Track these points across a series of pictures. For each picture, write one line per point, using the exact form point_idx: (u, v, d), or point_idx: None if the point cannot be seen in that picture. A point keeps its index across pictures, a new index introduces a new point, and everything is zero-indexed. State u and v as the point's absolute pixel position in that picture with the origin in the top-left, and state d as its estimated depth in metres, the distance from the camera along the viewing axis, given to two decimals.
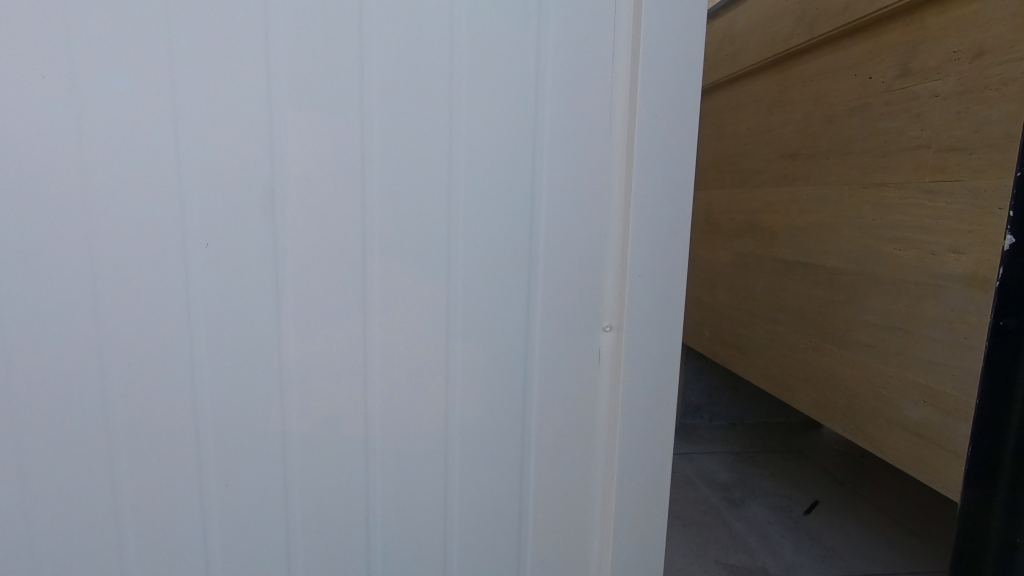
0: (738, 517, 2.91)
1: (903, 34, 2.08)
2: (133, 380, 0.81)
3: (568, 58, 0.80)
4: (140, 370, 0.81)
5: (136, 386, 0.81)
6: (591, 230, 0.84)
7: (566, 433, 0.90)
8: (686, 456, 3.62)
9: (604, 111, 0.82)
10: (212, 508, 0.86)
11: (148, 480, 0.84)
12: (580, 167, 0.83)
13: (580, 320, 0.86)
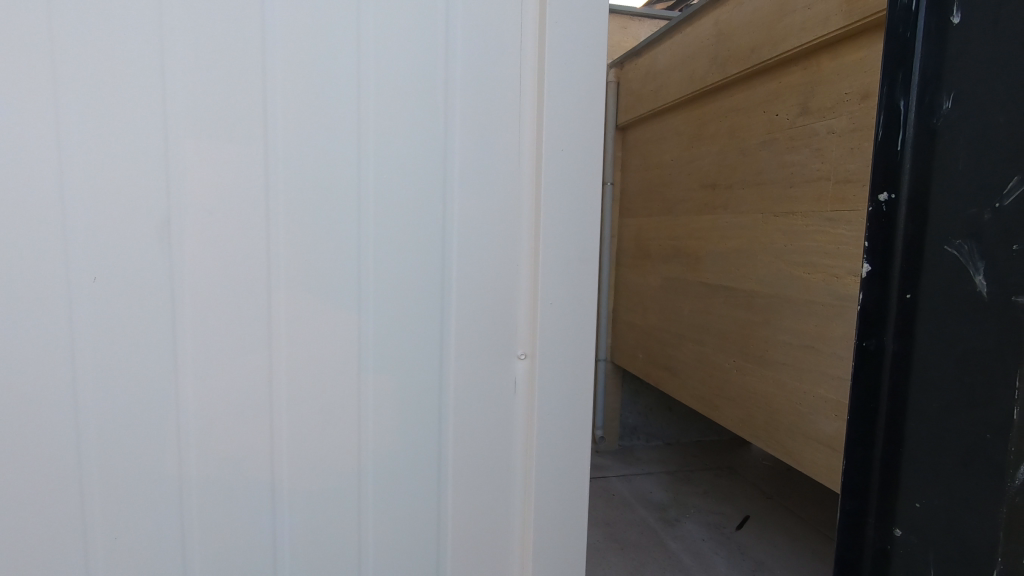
0: (674, 536, 2.96)
1: (801, 76, 2.28)
2: (7, 422, 0.74)
3: (475, 90, 0.82)
4: (16, 411, 0.74)
5: (11, 428, 0.74)
6: (502, 258, 0.86)
7: (482, 462, 0.89)
8: (624, 477, 3.68)
9: (512, 144, 0.84)
10: (98, 560, 0.79)
11: (25, 532, 0.76)
12: (490, 196, 0.84)
13: (494, 348, 0.87)
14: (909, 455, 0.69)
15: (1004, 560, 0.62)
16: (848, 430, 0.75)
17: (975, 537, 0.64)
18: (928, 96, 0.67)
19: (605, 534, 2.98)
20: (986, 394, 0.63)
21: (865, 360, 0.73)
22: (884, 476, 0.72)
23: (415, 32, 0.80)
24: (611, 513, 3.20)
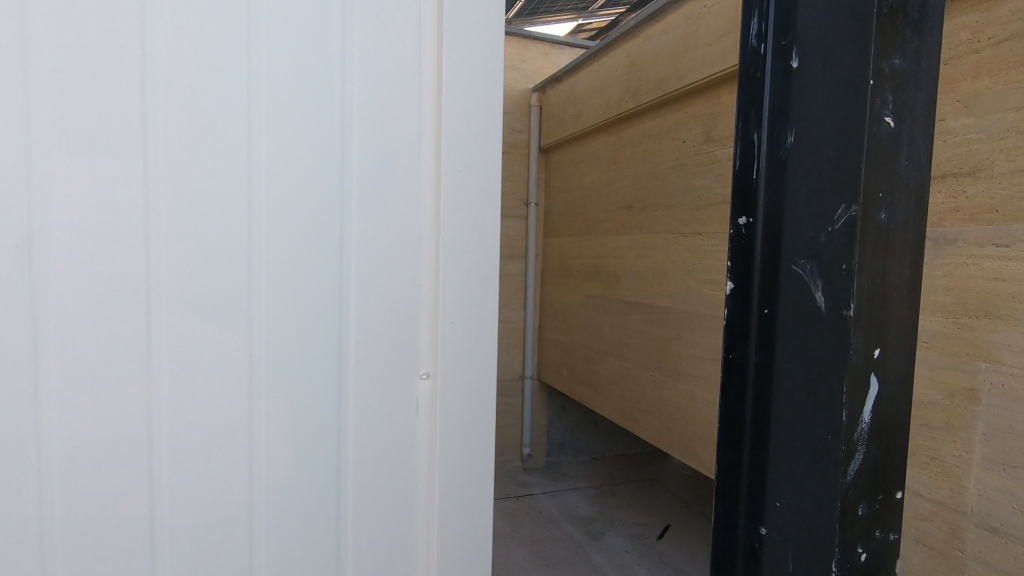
0: (598, 549, 3.02)
1: (704, 107, 2.45)
2: None
3: (372, 113, 0.83)
4: None
5: None
6: (402, 279, 0.86)
7: (380, 485, 0.87)
8: (551, 493, 3.71)
9: (412, 163, 0.85)
10: None
11: None
12: (390, 217, 0.84)
13: (394, 369, 0.86)
14: (764, 467, 0.64)
15: (843, 561, 0.56)
16: (718, 439, 0.70)
17: (814, 541, 0.58)
18: (775, 127, 0.62)
19: (532, 552, 2.99)
20: (819, 403, 0.57)
21: (730, 378, 0.68)
22: (751, 500, 0.65)
23: (311, 53, 0.79)
24: (538, 531, 3.22)
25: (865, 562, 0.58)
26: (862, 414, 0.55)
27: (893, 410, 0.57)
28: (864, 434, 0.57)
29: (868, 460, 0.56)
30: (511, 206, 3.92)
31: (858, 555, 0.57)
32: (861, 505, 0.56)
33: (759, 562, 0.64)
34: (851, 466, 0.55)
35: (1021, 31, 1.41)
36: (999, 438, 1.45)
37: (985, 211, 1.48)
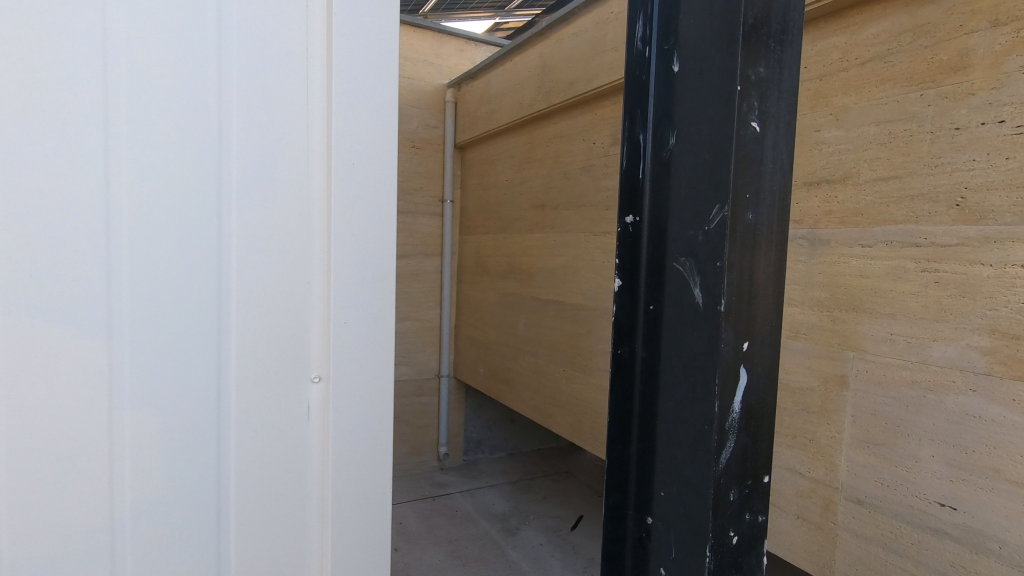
0: (514, 545, 3.05)
1: (612, 110, 2.54)
2: None
3: (252, 99, 0.77)
4: None
5: None
6: (289, 279, 0.80)
7: (267, 497, 0.81)
8: (468, 492, 3.70)
9: (300, 154, 0.80)
10: None
11: None
12: (275, 212, 0.79)
13: (280, 374, 0.81)
14: (649, 459, 0.66)
15: (716, 544, 0.59)
16: (607, 434, 0.71)
17: (691, 528, 0.60)
18: (659, 128, 0.64)
19: (447, 553, 2.96)
20: (696, 395, 0.59)
21: (619, 372, 0.70)
22: (639, 491, 0.67)
23: (178, 31, 0.73)
24: (454, 531, 3.19)
25: (735, 545, 0.61)
26: (732, 404, 0.58)
27: (759, 400, 0.61)
28: (737, 423, 0.60)
29: (737, 447, 0.59)
30: (426, 202, 3.85)
31: (729, 538, 0.60)
32: (732, 491, 0.60)
33: (647, 551, 0.66)
34: (723, 453, 0.58)
35: (881, 53, 1.58)
36: (864, 419, 1.62)
37: (853, 215, 1.65)
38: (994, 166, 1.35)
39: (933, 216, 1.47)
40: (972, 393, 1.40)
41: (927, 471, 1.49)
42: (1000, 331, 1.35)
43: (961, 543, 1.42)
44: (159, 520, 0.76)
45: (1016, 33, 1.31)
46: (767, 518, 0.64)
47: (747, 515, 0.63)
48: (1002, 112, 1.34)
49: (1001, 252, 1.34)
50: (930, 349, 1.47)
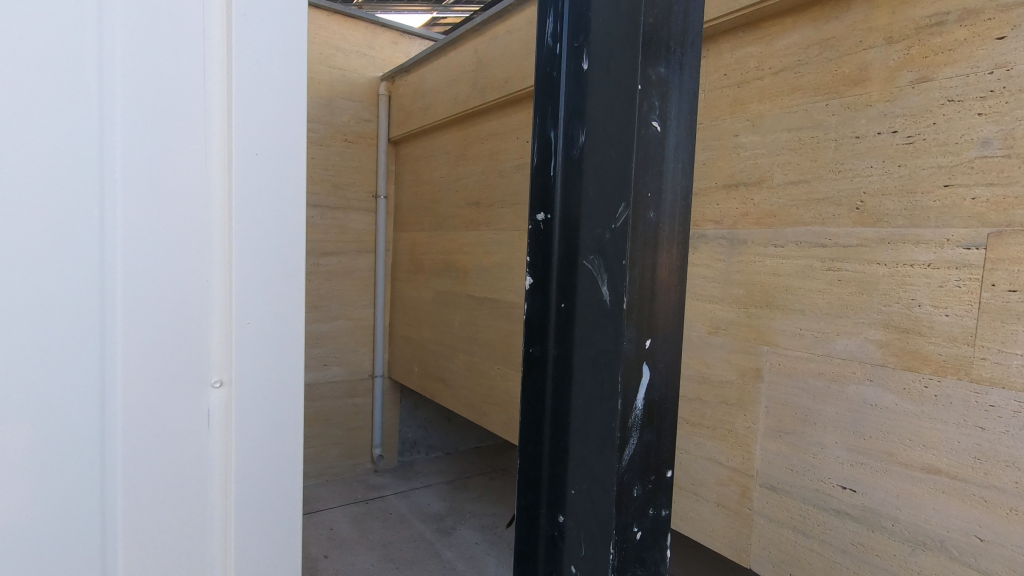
0: (449, 545, 3.02)
1: None
2: None
3: (142, 81, 0.71)
4: None
5: None
6: (184, 277, 0.75)
7: (161, 511, 0.76)
8: (402, 493, 3.63)
9: (196, 142, 0.74)
10: None
11: None
12: (168, 205, 0.73)
13: (175, 380, 0.75)
14: (559, 458, 0.66)
15: (619, 540, 0.60)
16: (519, 433, 0.71)
17: (597, 526, 0.61)
18: (569, 126, 0.64)
19: (380, 557, 2.89)
20: (602, 393, 0.60)
21: (532, 371, 0.70)
22: (551, 489, 0.67)
23: (53, 0, 0.66)
24: (387, 534, 3.12)
25: (638, 539, 0.62)
26: (634, 402, 0.59)
27: (661, 396, 0.63)
28: (641, 420, 0.61)
29: (640, 444, 0.61)
30: (358, 198, 3.74)
31: (632, 533, 0.62)
32: (635, 487, 0.61)
33: (558, 549, 0.66)
34: (625, 450, 0.59)
35: (793, 64, 1.67)
36: (776, 409, 1.72)
37: (767, 216, 1.73)
38: (888, 173, 1.46)
39: (836, 218, 1.57)
40: (869, 382, 1.51)
41: (830, 457, 1.59)
42: (893, 325, 1.46)
43: (859, 521, 1.54)
44: (33, 539, 0.69)
45: (907, 51, 1.43)
46: (670, 512, 0.66)
47: (652, 509, 0.64)
48: (895, 123, 1.45)
49: (895, 252, 1.45)
50: (834, 342, 1.58)
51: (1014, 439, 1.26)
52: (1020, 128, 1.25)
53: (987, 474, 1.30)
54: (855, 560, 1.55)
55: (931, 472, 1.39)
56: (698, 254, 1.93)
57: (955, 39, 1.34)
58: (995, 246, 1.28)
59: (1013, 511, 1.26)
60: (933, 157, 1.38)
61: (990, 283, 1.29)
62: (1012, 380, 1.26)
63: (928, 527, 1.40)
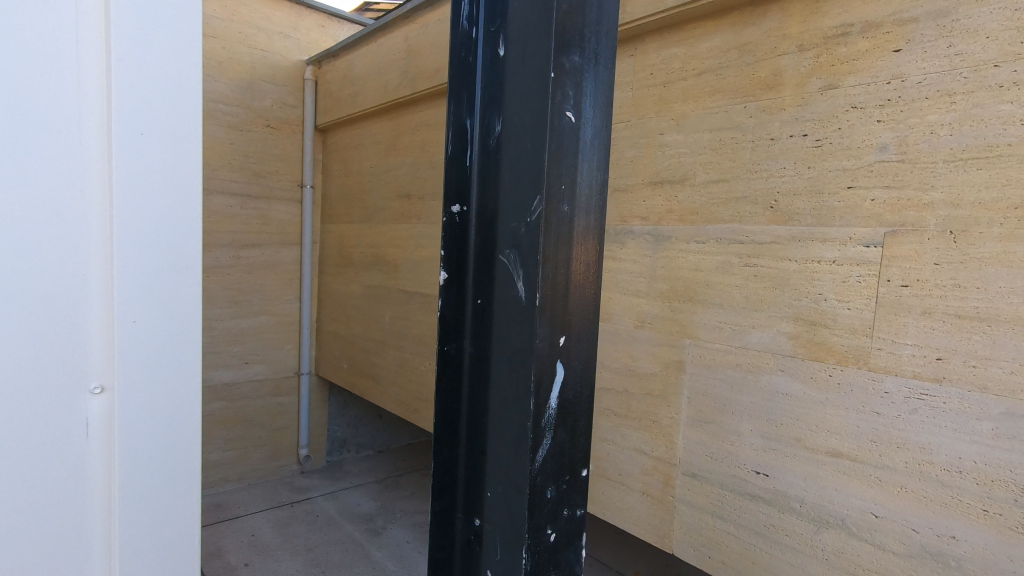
0: (379, 545, 2.95)
1: None
2: None
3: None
4: None
5: None
6: (54, 269, 0.66)
7: (28, 532, 0.67)
8: (330, 495, 3.51)
9: (70, 119, 0.66)
10: None
11: None
12: (32, 187, 0.64)
13: (46, 386, 0.66)
14: (475, 461, 0.63)
15: (533, 544, 0.59)
16: (434, 436, 0.68)
17: (511, 530, 0.59)
18: (486, 115, 0.61)
19: (305, 561, 2.77)
20: (517, 392, 0.58)
21: (447, 370, 0.67)
22: (467, 494, 0.64)
23: None
24: (314, 537, 3.00)
25: (552, 541, 0.62)
26: (547, 401, 0.57)
27: (575, 394, 0.62)
28: (554, 420, 0.60)
29: (554, 444, 0.60)
30: (282, 187, 3.55)
31: (546, 536, 0.61)
32: (549, 489, 0.60)
33: (474, 555, 0.64)
34: (539, 452, 0.58)
35: (714, 67, 1.73)
36: (697, 400, 1.78)
37: (689, 214, 1.79)
38: (799, 173, 1.54)
39: (752, 216, 1.64)
40: (781, 372, 1.59)
41: (746, 444, 1.67)
42: (803, 318, 1.54)
43: (771, 504, 1.62)
44: None
45: (816, 59, 1.51)
46: (585, 512, 0.65)
47: (566, 509, 0.64)
48: (805, 127, 1.53)
49: (804, 249, 1.53)
50: (749, 335, 1.65)
51: (904, 422, 1.37)
52: (912, 136, 1.35)
53: (882, 456, 1.40)
54: (767, 540, 1.63)
55: (834, 455, 1.49)
56: (624, 249, 1.97)
57: (858, 50, 1.43)
58: (891, 245, 1.38)
59: (903, 489, 1.37)
60: (838, 160, 1.47)
61: (886, 278, 1.39)
62: (903, 368, 1.37)
63: (832, 506, 1.50)
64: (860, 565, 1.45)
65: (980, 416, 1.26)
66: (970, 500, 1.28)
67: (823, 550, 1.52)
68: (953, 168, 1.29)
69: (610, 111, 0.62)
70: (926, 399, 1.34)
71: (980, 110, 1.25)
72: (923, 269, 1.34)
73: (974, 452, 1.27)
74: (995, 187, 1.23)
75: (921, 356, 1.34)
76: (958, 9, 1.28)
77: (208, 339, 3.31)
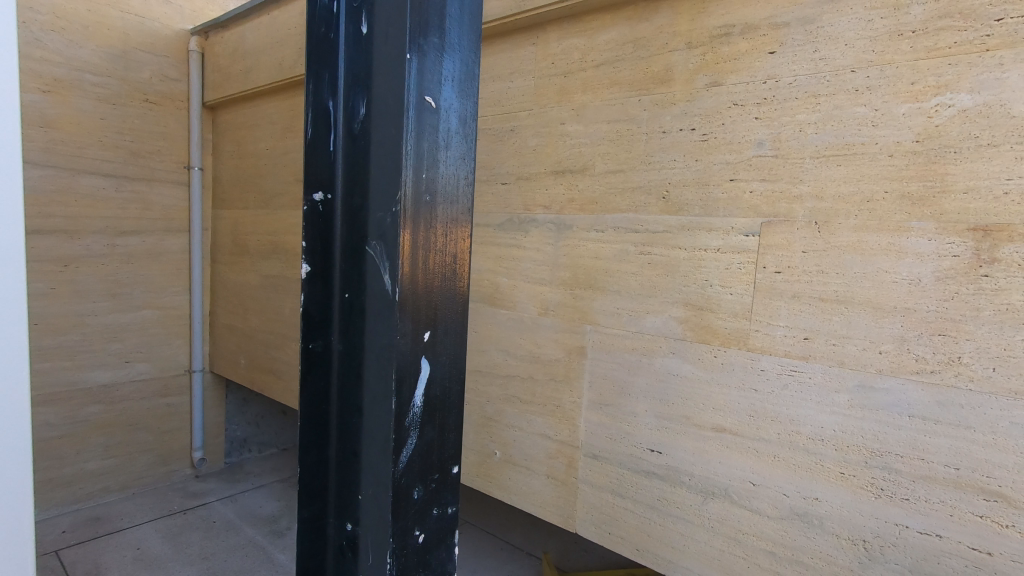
0: (283, 547, 2.82)
1: None
2: None
3: None
4: None
5: None
6: None
7: None
8: (229, 498, 3.29)
9: None
10: None
11: None
12: None
13: None
14: (345, 465, 0.61)
15: (398, 546, 0.59)
16: (300, 440, 0.64)
17: (376, 535, 0.58)
18: (349, 97, 0.58)
19: (201, 571, 2.59)
20: (383, 392, 0.56)
21: (312, 370, 0.63)
22: (335, 501, 0.62)
23: None
24: (210, 545, 2.81)
25: (421, 541, 0.62)
26: (410, 401, 0.57)
27: (442, 391, 0.62)
28: (419, 419, 0.60)
29: (420, 443, 0.60)
30: (164, 168, 3.23)
31: (414, 537, 0.61)
32: (415, 489, 0.60)
33: (344, 563, 0.62)
34: (403, 453, 0.57)
35: (610, 59, 1.77)
36: (597, 383, 1.84)
37: (589, 203, 1.83)
38: (688, 166, 1.62)
39: (646, 206, 1.71)
40: (672, 354, 1.67)
41: (641, 423, 1.75)
42: (691, 303, 1.63)
43: (663, 479, 1.71)
44: None
45: (702, 57, 1.59)
46: (455, 508, 0.67)
47: (434, 508, 0.64)
48: (693, 122, 1.61)
49: (692, 238, 1.62)
50: (644, 320, 1.72)
51: (778, 397, 1.49)
52: (784, 133, 1.46)
53: (759, 428, 1.52)
54: (661, 513, 1.72)
55: (718, 430, 1.60)
56: (529, 237, 1.98)
57: (738, 50, 1.52)
58: (766, 234, 1.49)
59: (776, 458, 1.50)
60: (721, 154, 1.56)
61: (762, 265, 1.50)
62: (776, 347, 1.49)
63: (715, 478, 1.61)
64: (741, 530, 1.58)
65: (838, 389, 1.40)
66: (830, 465, 1.42)
67: (708, 519, 1.63)
68: (818, 164, 1.41)
69: (475, 104, 0.61)
70: (795, 374, 1.46)
71: (839, 112, 1.38)
72: (793, 256, 1.45)
73: (833, 421, 1.41)
74: (852, 181, 1.36)
75: (791, 336, 1.46)
76: (822, 16, 1.39)
77: (80, 337, 2.96)
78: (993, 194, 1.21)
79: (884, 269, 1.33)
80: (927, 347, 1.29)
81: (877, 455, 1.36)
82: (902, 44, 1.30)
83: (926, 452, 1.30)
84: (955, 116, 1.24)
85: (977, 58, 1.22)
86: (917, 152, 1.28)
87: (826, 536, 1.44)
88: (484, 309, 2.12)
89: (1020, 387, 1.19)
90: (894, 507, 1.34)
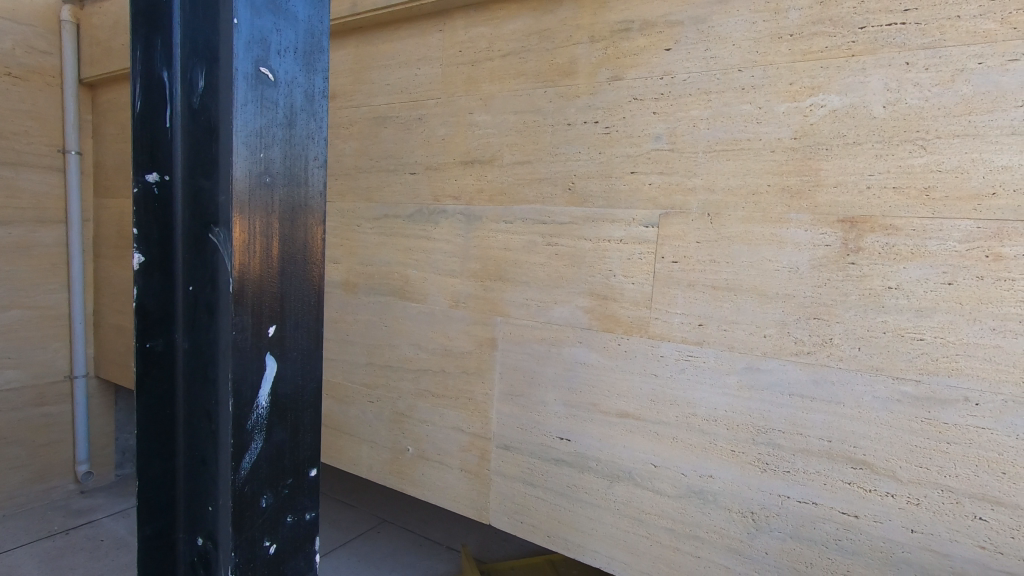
0: None
1: None
2: None
3: None
4: None
5: None
6: None
7: None
8: (120, 514, 3.01)
9: None
10: None
11: None
12: None
13: None
14: (193, 474, 0.57)
15: (245, 558, 0.56)
16: (138, 450, 0.58)
17: (223, 550, 0.55)
18: (186, 67, 0.53)
19: None
20: (225, 393, 0.53)
21: (152, 370, 0.57)
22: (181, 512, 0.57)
23: None
24: (98, 566, 2.55)
25: (271, 551, 0.60)
26: (252, 401, 0.55)
27: (293, 391, 0.60)
28: (266, 422, 0.57)
29: (268, 448, 0.57)
30: (33, 151, 2.87)
31: (263, 547, 0.59)
32: (263, 496, 0.58)
33: None
34: (245, 459, 0.55)
35: (517, 50, 1.76)
36: (508, 374, 1.84)
37: (498, 194, 1.81)
38: (591, 158, 1.65)
39: (552, 197, 1.72)
40: (579, 343, 1.70)
41: (550, 412, 1.77)
42: (596, 293, 1.66)
43: (571, 465, 1.75)
44: None
45: (604, 51, 1.61)
46: (314, 513, 0.65)
47: (288, 514, 0.62)
48: (596, 114, 1.63)
49: (596, 229, 1.65)
50: (552, 310, 1.74)
51: (676, 380, 1.55)
52: (680, 128, 1.51)
53: (658, 412, 1.59)
54: (570, 500, 1.76)
55: (622, 415, 1.64)
56: (439, 228, 1.94)
57: (637, 45, 1.56)
58: (664, 225, 1.54)
59: (674, 439, 1.57)
60: (623, 147, 1.60)
61: (661, 255, 1.55)
62: (674, 334, 1.55)
63: (619, 462, 1.66)
64: (643, 510, 1.64)
65: (728, 371, 1.48)
66: (722, 443, 1.50)
67: (614, 501, 1.68)
68: (710, 158, 1.47)
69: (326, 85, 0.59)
70: (690, 359, 1.53)
71: (727, 109, 1.45)
72: (688, 247, 1.51)
73: (724, 402, 1.49)
74: (739, 175, 1.44)
75: (687, 323, 1.53)
76: (712, 17, 1.45)
77: None
78: (858, 188, 1.31)
79: (767, 258, 1.41)
80: (805, 330, 1.39)
81: (762, 432, 1.45)
82: (781, 46, 1.38)
83: (804, 427, 1.40)
84: (826, 116, 1.34)
85: (845, 63, 1.32)
86: (795, 148, 1.37)
87: (719, 510, 1.52)
88: (394, 303, 2.06)
89: (881, 364, 1.31)
90: (776, 479, 1.44)
